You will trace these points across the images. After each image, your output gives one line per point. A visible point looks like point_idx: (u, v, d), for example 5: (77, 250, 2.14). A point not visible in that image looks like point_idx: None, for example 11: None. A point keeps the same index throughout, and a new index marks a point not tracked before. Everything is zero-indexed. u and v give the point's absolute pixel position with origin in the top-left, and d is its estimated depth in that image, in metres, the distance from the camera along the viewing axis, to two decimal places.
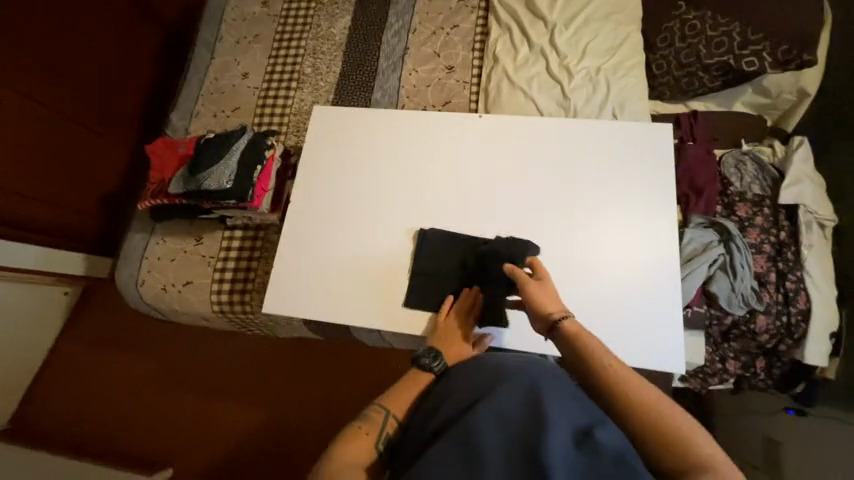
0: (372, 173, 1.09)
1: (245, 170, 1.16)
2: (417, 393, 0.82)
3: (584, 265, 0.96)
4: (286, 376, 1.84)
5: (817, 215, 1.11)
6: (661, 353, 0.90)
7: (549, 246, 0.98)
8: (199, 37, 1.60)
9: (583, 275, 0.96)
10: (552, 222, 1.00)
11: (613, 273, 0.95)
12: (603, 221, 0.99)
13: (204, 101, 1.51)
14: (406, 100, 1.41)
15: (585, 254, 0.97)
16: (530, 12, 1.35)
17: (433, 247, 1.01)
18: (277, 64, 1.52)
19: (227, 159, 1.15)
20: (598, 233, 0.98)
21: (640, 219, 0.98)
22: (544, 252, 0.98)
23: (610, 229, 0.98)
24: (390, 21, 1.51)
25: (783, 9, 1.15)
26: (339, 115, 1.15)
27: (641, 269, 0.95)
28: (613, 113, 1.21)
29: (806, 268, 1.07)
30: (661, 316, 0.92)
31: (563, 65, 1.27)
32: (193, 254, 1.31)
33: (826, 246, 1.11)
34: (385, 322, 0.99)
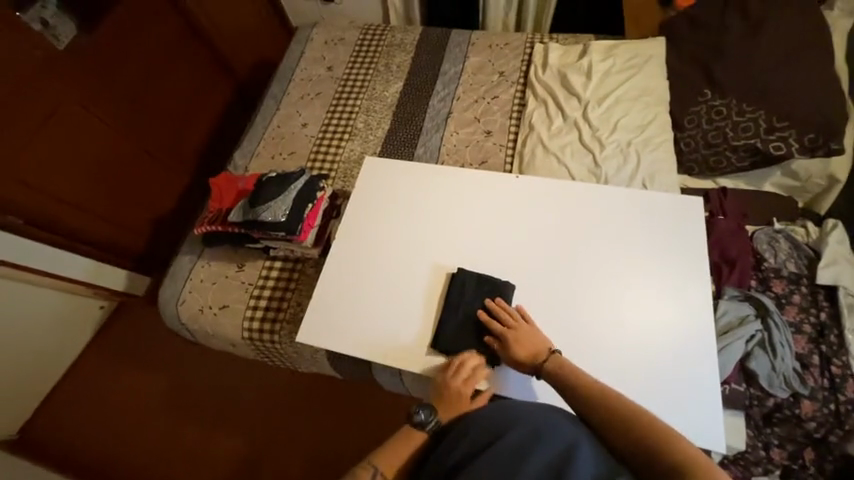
0: (412, 219, 1.17)
1: (298, 206, 1.27)
2: (407, 453, 0.81)
3: (613, 326, 0.97)
4: (296, 414, 1.81)
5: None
6: (694, 428, 0.87)
7: (577, 304, 1.00)
8: (270, 91, 1.84)
9: (612, 338, 0.96)
10: (582, 281, 1.03)
11: (643, 338, 0.95)
12: (633, 284, 1.01)
13: (265, 144, 1.69)
14: (446, 156, 1.54)
15: (614, 316, 0.98)
16: (565, 89, 1.49)
17: (469, 294, 1.03)
18: (333, 118, 1.70)
19: (284, 197, 1.27)
20: (629, 295, 1.00)
21: (672, 286, 0.99)
22: (572, 310, 1.00)
23: (641, 293, 0.99)
24: (437, 89, 1.69)
25: (807, 100, 1.23)
26: (388, 164, 1.27)
27: (673, 335, 0.95)
28: (643, 183, 1.28)
29: (852, 352, 1.03)
30: (693, 387, 0.90)
31: (595, 136, 1.37)
32: (232, 280, 1.39)
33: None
34: (412, 363, 1.01)
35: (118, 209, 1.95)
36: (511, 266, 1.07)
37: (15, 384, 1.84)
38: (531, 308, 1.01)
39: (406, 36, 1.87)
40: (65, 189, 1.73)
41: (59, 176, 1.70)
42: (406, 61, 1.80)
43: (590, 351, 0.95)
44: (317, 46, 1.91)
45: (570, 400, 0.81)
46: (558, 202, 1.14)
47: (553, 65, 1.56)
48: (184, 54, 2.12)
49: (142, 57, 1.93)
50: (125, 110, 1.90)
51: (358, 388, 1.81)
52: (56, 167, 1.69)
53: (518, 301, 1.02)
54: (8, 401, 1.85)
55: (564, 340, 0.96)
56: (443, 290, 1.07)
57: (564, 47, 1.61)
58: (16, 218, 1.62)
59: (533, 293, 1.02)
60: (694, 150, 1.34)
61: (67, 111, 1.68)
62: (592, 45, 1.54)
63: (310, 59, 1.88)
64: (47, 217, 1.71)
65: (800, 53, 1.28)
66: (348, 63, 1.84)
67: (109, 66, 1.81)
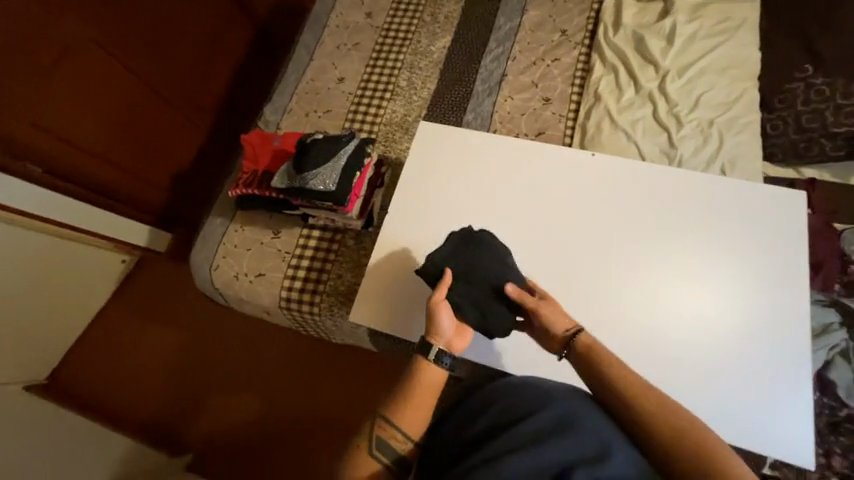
0: (469, 200, 1.08)
1: (348, 179, 1.17)
2: (413, 399, 0.78)
3: (683, 329, 0.92)
4: (322, 379, 1.82)
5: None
6: (766, 437, 0.85)
7: (648, 303, 0.95)
8: (302, 37, 1.65)
9: (686, 340, 0.92)
10: (654, 279, 0.96)
11: (717, 340, 0.91)
12: (710, 282, 0.95)
13: (298, 99, 1.55)
14: (499, 125, 1.40)
15: (688, 317, 0.93)
16: (640, 55, 1.33)
17: (458, 248, 0.94)
18: (373, 74, 1.54)
19: (329, 172, 1.16)
20: (705, 296, 0.94)
21: (752, 289, 0.93)
22: (639, 310, 0.94)
23: (717, 295, 0.94)
24: (490, 46, 1.52)
25: None
26: (448, 131, 1.15)
27: (746, 339, 0.90)
28: (722, 169, 1.16)
29: None
30: (768, 399, 0.87)
31: (672, 112, 1.23)
32: (268, 247, 1.32)
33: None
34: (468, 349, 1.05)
35: (137, 162, 1.84)
36: (577, 259, 0.99)
37: (42, 333, 1.84)
38: (595, 305, 0.96)
39: None
40: (83, 136, 1.62)
41: (75, 121, 1.58)
42: (455, 11, 1.60)
43: (656, 353, 0.91)
44: None
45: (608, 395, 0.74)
46: (637, 188, 1.04)
47: (627, 25, 1.38)
48: None
49: None
50: (141, 52, 1.73)
51: (386, 360, 1.79)
52: (73, 111, 1.56)
53: (582, 297, 0.96)
54: (36, 350, 1.85)
55: (626, 343, 0.92)
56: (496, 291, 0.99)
57: (640, 4, 1.42)
58: (35, 167, 1.54)
59: (598, 288, 0.97)
60: (782, 134, 1.20)
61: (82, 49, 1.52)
62: (675, 3, 1.35)
63: (347, 4, 1.68)
64: (66, 166, 1.61)
65: None
66: (389, 10, 1.65)
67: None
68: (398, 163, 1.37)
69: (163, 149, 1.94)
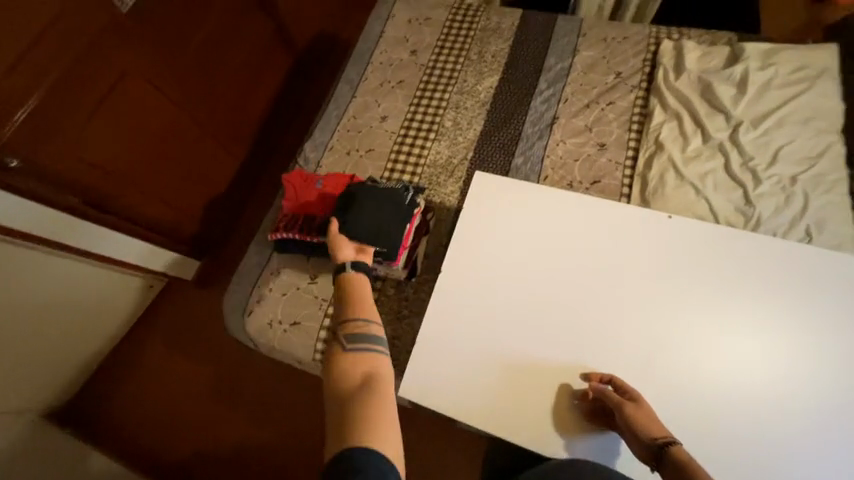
0: (534, 259, 1.04)
1: (389, 231, 1.08)
2: (357, 294, 0.79)
3: (766, 412, 0.88)
4: None
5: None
6: None
7: (741, 380, 0.90)
8: (345, 72, 1.63)
9: (781, 422, 0.87)
10: (747, 355, 0.92)
11: (814, 428, 0.86)
12: (809, 362, 0.91)
13: (338, 136, 1.52)
14: (551, 171, 1.32)
15: (770, 399, 0.89)
16: (706, 102, 1.25)
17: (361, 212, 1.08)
18: (417, 113, 1.50)
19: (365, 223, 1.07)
20: (802, 375, 0.90)
21: (839, 371, 0.89)
22: (716, 387, 0.90)
23: (801, 375, 0.90)
24: (540, 87, 1.46)
25: None
26: (511, 187, 1.12)
27: (835, 428, 0.86)
28: (807, 232, 1.06)
29: None
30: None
31: (747, 167, 1.14)
32: (304, 293, 1.25)
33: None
34: (529, 437, 0.90)
35: (173, 191, 1.83)
36: (656, 328, 0.96)
37: (66, 362, 1.80)
38: (676, 380, 0.91)
39: (503, 19, 1.62)
40: (127, 169, 1.61)
41: (119, 154, 1.56)
42: (503, 50, 1.56)
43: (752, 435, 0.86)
44: (398, 25, 1.69)
45: None
46: (725, 255, 1.00)
47: (691, 69, 1.31)
48: (245, 22, 1.93)
49: (206, 24, 1.75)
50: (186, 83, 1.73)
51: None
52: (119, 145, 1.55)
53: (662, 370, 0.92)
54: (58, 378, 1.81)
55: (716, 422, 0.88)
56: (571, 389, 0.93)
57: (703, 47, 1.35)
58: (73, 198, 1.49)
59: (675, 362, 0.92)
60: None
61: (131, 84, 1.52)
62: (744, 48, 1.27)
63: (390, 40, 1.66)
64: (108, 198, 1.59)
65: None
66: (434, 47, 1.62)
67: (174, 33, 1.64)
68: (444, 208, 1.30)
69: (200, 178, 1.94)
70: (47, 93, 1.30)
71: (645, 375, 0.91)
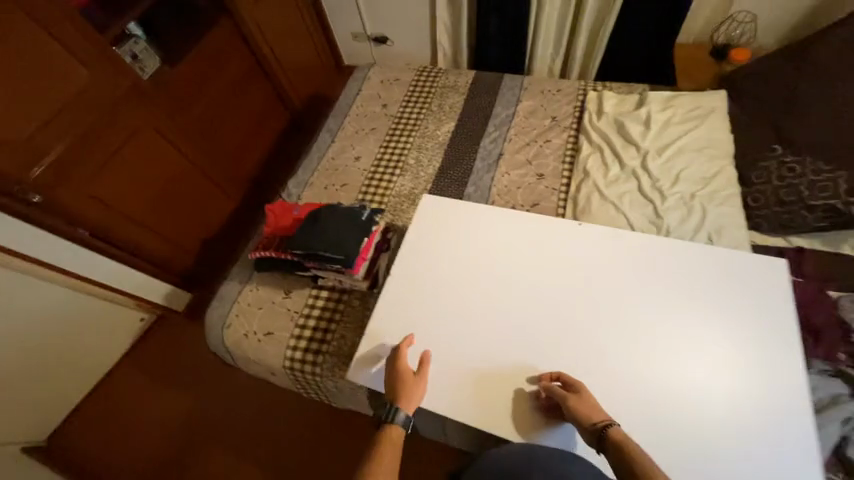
0: (469, 262, 1.16)
1: (346, 243, 1.25)
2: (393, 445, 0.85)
3: (673, 394, 0.94)
4: (325, 438, 1.83)
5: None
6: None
7: (650, 364, 0.98)
8: (326, 124, 1.92)
9: (691, 406, 0.93)
10: (654, 340, 1.01)
11: (718, 405, 0.93)
12: (708, 344, 1.00)
13: (318, 174, 1.76)
14: (497, 197, 1.54)
15: (677, 380, 0.96)
16: (622, 137, 1.49)
17: (324, 225, 1.28)
18: (385, 154, 1.76)
19: (323, 237, 1.26)
20: (709, 360, 0.98)
21: (736, 350, 0.98)
22: (627, 371, 0.98)
23: (702, 356, 0.98)
24: (489, 130, 1.73)
25: None
26: (447, 203, 1.30)
27: (737, 404, 0.93)
28: (709, 237, 1.23)
29: None
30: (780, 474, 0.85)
31: (656, 187, 1.34)
32: (278, 306, 1.40)
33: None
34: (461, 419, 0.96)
35: (172, 227, 2.03)
36: (578, 318, 1.05)
37: (53, 390, 1.88)
38: (593, 368, 0.99)
39: (460, 78, 1.94)
40: (134, 206, 1.83)
41: (127, 193, 1.78)
42: (459, 102, 1.86)
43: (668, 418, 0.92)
44: (374, 85, 2.01)
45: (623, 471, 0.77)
46: (630, 255, 1.14)
47: (609, 112, 1.58)
48: (246, 86, 2.29)
49: (213, 88, 2.08)
50: (193, 135, 2.02)
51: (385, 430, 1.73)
52: (129, 185, 1.78)
53: (579, 359, 1.00)
54: (44, 407, 1.87)
55: (636, 406, 0.93)
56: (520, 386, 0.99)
57: (619, 96, 1.63)
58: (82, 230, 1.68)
59: (592, 349, 1.01)
60: (763, 206, 1.28)
61: (146, 136, 1.79)
62: (649, 95, 1.55)
63: (366, 97, 1.98)
64: (116, 233, 1.79)
65: None
66: (401, 102, 1.92)
67: (185, 96, 1.95)
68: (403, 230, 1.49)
69: (197, 216, 2.16)
70: (74, 142, 1.55)
71: (566, 364, 1.00)
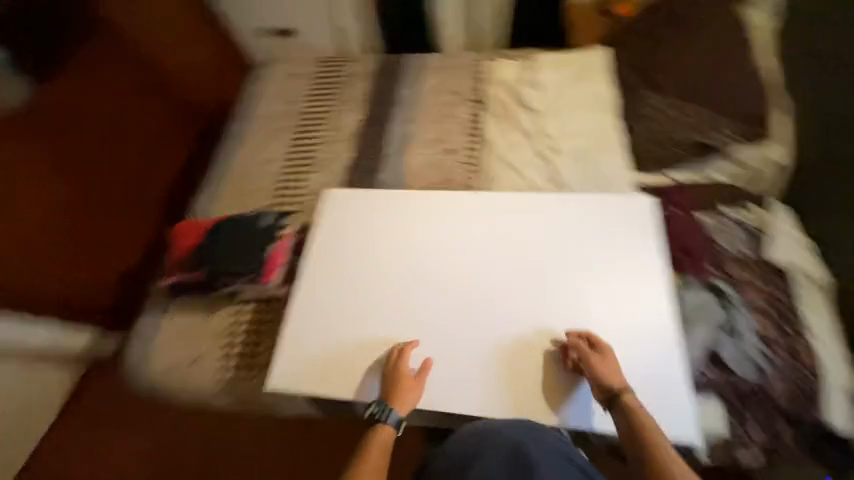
0: (374, 252, 1.23)
1: (251, 252, 1.32)
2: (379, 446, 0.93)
3: (564, 332, 1.08)
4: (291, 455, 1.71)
5: (806, 273, 1.19)
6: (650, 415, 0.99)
7: (547, 311, 1.10)
8: (229, 131, 1.83)
9: (583, 339, 1.06)
10: (545, 287, 1.13)
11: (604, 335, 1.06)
12: (590, 284, 1.12)
13: (228, 184, 1.68)
14: (410, 179, 1.56)
15: (568, 320, 1.09)
16: (518, 103, 1.55)
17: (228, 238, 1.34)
18: (295, 152, 1.70)
19: (229, 251, 1.32)
20: (594, 295, 1.11)
21: (616, 281, 1.12)
22: (521, 317, 1.11)
23: (586, 297, 1.11)
24: (396, 113, 1.72)
25: (726, 98, 1.34)
26: (347, 195, 1.34)
27: (621, 331, 1.06)
28: (599, 186, 1.34)
29: (809, 328, 1.11)
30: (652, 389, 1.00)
31: (550, 146, 1.43)
32: (203, 330, 1.35)
33: (820, 303, 1.16)
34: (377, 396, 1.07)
35: None
36: (479, 286, 1.15)
37: None
38: (497, 323, 1.11)
39: (362, 64, 1.90)
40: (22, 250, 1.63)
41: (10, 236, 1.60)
42: (364, 88, 1.82)
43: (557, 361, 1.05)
44: (274, 82, 1.92)
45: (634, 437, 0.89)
46: (521, 216, 1.23)
47: (505, 81, 1.63)
48: None
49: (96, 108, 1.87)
50: None
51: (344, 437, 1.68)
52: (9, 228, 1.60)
53: (484, 319, 1.11)
54: None
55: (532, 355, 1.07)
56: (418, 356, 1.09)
57: (513, 62, 1.68)
58: None
59: (495, 308, 1.12)
60: (644, 147, 1.38)
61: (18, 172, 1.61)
62: (538, 59, 1.62)
63: (267, 96, 1.88)
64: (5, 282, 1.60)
65: (720, 51, 1.38)
66: (306, 96, 1.85)
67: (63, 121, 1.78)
68: None
69: None
70: None
71: (471, 328, 1.11)
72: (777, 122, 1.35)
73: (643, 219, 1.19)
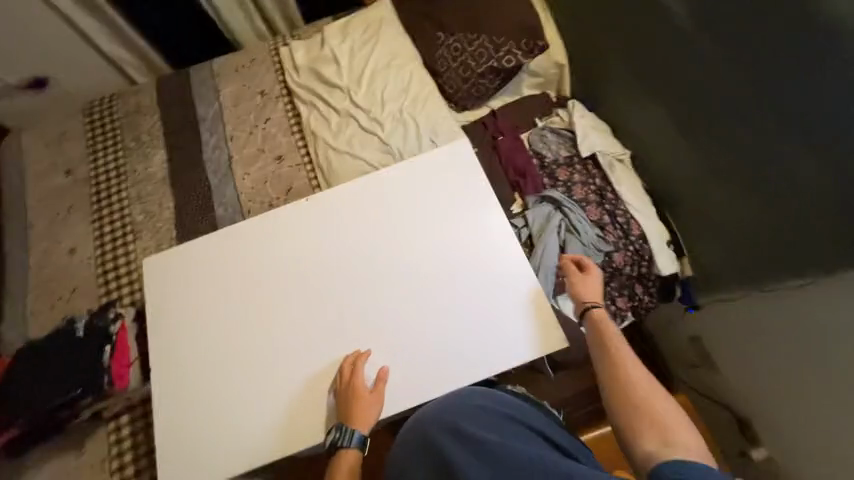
0: (227, 301, 1.17)
1: (82, 366, 1.14)
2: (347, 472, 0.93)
3: (427, 295, 1.12)
4: None
5: (612, 154, 1.35)
6: (517, 334, 1.06)
7: (414, 282, 1.14)
8: (7, 234, 1.46)
9: (442, 294, 1.11)
10: (398, 262, 1.16)
11: (458, 283, 1.12)
12: (435, 243, 1.17)
13: (35, 295, 1.36)
14: (249, 204, 1.40)
15: (430, 283, 1.13)
16: (325, 84, 1.45)
17: (49, 360, 1.15)
18: (104, 226, 1.42)
19: (55, 377, 1.13)
20: (445, 249, 1.16)
21: (458, 225, 1.18)
22: (389, 300, 1.13)
23: (435, 255, 1.16)
24: (204, 139, 1.51)
25: (502, 20, 1.40)
26: (174, 255, 1.24)
27: (474, 271, 1.13)
28: (431, 140, 1.35)
29: (625, 200, 1.29)
30: (515, 318, 1.08)
31: (371, 118, 1.38)
32: (82, 469, 1.14)
33: (630, 175, 1.33)
34: (275, 441, 1.03)
35: None
36: (345, 292, 1.15)
37: None
38: (369, 315, 1.11)
39: (141, 95, 1.60)
40: None
41: None
42: (156, 122, 1.55)
43: (426, 333, 1.08)
44: (40, 154, 1.55)
45: (598, 346, 0.95)
46: (354, 204, 1.23)
47: (303, 65, 1.50)
48: None
49: None
50: None
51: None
52: None
53: (355, 318, 1.12)
54: None
55: (411, 338, 1.09)
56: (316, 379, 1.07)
57: (305, 42, 1.55)
58: None
59: (364, 303, 1.13)
60: (457, 88, 1.43)
61: None
62: (327, 32, 1.52)
63: (38, 174, 1.52)
64: None
65: None
66: (88, 156, 1.52)
67: None
68: None
69: None
70: None
71: (347, 334, 1.10)
72: (547, 25, 1.48)
73: (463, 162, 1.25)
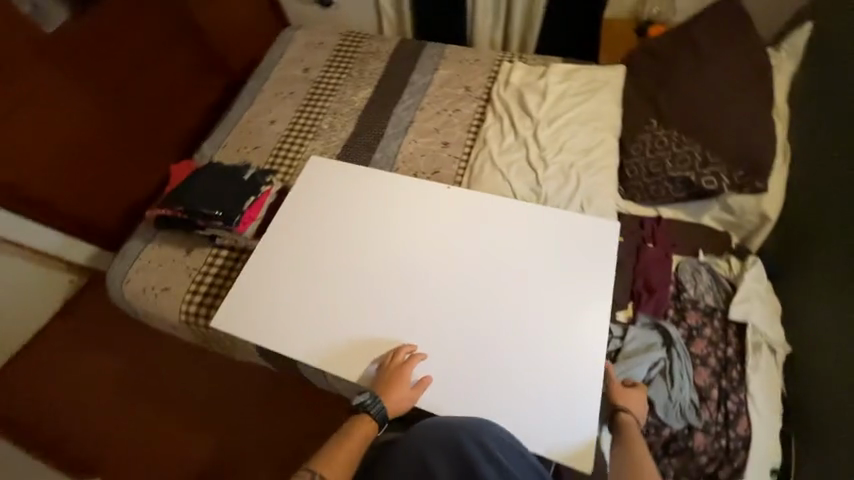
0: (342, 224, 1.31)
1: (228, 200, 1.41)
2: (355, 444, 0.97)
3: (499, 334, 1.10)
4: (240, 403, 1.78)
5: (766, 337, 1.22)
6: (565, 431, 0.99)
7: (491, 314, 1.12)
8: (246, 88, 1.90)
9: (518, 344, 1.08)
10: (492, 288, 1.16)
11: (532, 346, 1.08)
12: (533, 297, 1.13)
13: (233, 136, 1.75)
14: (402, 164, 1.58)
15: (508, 328, 1.10)
16: (521, 108, 1.53)
17: (213, 180, 1.45)
18: (301, 118, 1.76)
19: (209, 194, 1.42)
20: (535, 306, 1.12)
21: (563, 294, 1.13)
22: (462, 312, 1.14)
23: (524, 307, 1.12)
24: (403, 98, 1.74)
25: (727, 142, 1.29)
26: (330, 166, 1.43)
27: (553, 347, 1.07)
28: (581, 205, 1.32)
29: (749, 390, 1.15)
30: (554, 416, 1.00)
31: (540, 156, 1.41)
32: (178, 264, 1.44)
33: (774, 370, 1.19)
34: (312, 355, 1.13)
35: None
36: (424, 279, 1.19)
37: None
38: (439, 313, 1.14)
39: (383, 45, 1.92)
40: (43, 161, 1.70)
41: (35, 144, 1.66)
42: (380, 68, 1.85)
43: (468, 360, 1.08)
44: (297, 48, 1.97)
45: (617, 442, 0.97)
46: (486, 217, 1.27)
47: (514, 84, 1.60)
48: None
49: None
50: None
51: (287, 394, 1.75)
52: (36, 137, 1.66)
53: (425, 307, 1.15)
54: None
55: (450, 356, 1.09)
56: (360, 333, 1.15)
57: (527, 67, 1.64)
58: None
59: (436, 301, 1.16)
60: (636, 177, 1.37)
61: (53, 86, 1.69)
62: (552, 68, 1.58)
63: (288, 60, 1.93)
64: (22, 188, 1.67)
65: (732, 92, 1.33)
66: (323, 66, 1.89)
67: None
68: None
69: None
70: None
71: (411, 316, 1.15)
72: (774, 175, 1.37)
73: (604, 245, 1.19)
